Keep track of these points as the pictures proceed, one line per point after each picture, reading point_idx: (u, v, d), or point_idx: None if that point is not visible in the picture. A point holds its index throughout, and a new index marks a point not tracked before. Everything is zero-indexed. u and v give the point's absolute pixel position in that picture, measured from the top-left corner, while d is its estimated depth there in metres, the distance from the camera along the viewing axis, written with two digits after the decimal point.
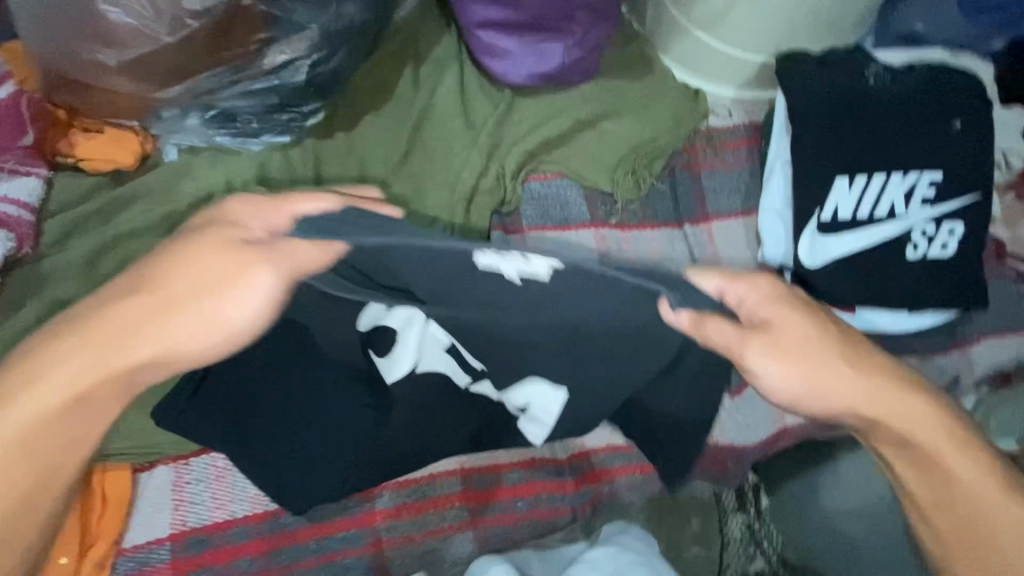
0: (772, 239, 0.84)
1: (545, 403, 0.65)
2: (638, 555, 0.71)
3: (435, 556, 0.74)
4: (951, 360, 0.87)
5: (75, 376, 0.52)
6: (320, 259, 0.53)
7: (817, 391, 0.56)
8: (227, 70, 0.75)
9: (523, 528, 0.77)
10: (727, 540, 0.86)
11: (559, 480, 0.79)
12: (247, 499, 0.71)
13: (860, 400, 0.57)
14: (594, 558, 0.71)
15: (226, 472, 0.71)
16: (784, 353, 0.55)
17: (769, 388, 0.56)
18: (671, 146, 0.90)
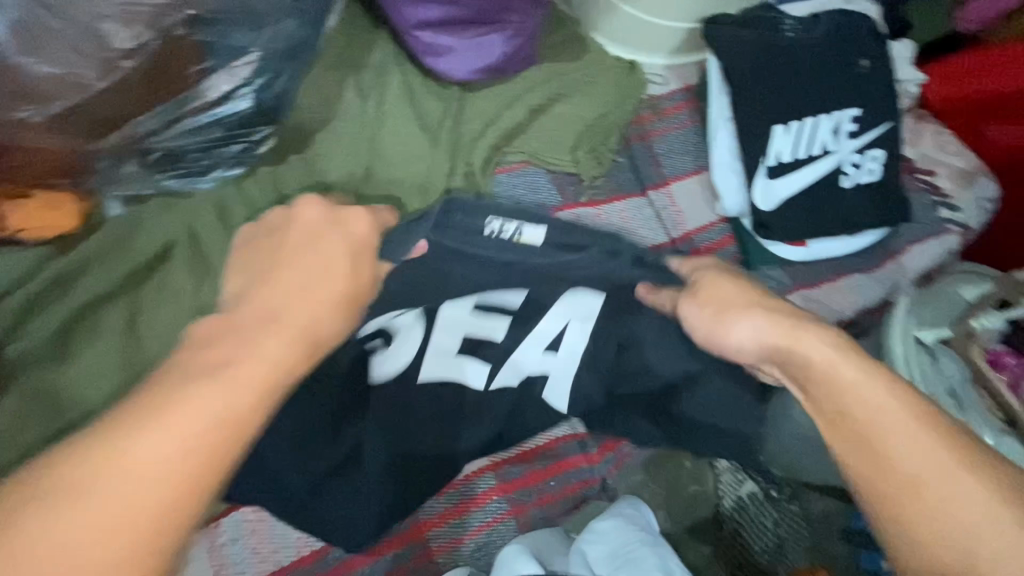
0: (729, 190, 0.92)
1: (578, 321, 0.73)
2: (639, 531, 0.73)
3: (487, 550, 0.76)
4: (888, 271, 1.00)
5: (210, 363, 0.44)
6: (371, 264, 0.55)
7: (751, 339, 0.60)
8: (168, 106, 0.70)
9: (560, 504, 0.80)
10: (719, 470, 1.02)
11: (584, 452, 0.83)
12: (290, 545, 0.71)
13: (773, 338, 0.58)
14: (601, 528, 0.73)
15: (263, 523, 0.70)
16: (712, 304, 0.62)
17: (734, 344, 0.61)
18: (622, 120, 0.95)
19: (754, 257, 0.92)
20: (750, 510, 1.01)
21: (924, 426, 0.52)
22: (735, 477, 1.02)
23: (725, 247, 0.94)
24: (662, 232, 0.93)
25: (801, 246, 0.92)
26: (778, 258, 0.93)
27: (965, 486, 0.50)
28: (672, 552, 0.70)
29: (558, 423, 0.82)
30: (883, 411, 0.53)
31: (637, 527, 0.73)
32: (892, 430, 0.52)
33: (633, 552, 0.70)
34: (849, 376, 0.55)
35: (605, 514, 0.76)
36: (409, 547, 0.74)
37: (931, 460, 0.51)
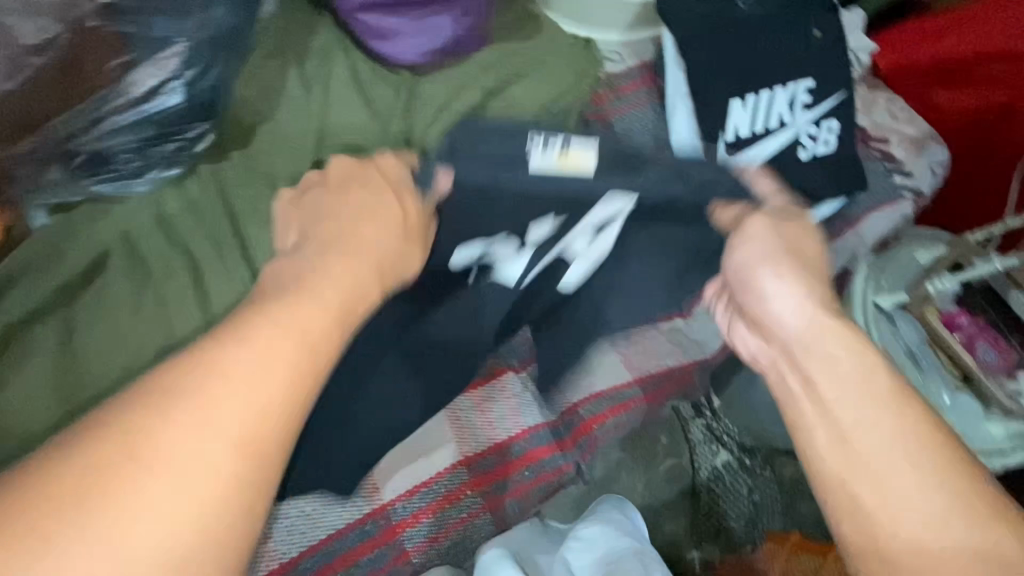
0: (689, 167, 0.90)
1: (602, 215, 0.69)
2: (628, 537, 0.72)
3: (464, 546, 0.76)
4: (846, 242, 1.02)
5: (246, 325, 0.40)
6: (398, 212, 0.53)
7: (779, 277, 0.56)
8: (88, 103, 0.67)
9: (535, 494, 0.80)
10: (693, 442, 1.03)
11: (556, 439, 0.81)
12: (259, 559, 0.70)
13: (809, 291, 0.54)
14: (586, 535, 0.71)
15: None
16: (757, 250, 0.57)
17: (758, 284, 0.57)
18: (580, 100, 0.92)
19: None
20: (725, 479, 1.03)
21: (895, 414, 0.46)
22: (709, 448, 1.04)
23: None
24: None
25: None
26: None
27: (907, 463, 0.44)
28: (659, 561, 0.70)
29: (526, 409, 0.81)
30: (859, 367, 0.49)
31: (625, 535, 0.72)
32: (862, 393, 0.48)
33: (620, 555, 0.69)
34: (834, 335, 0.51)
35: (591, 518, 0.74)
36: (384, 551, 0.73)
37: (887, 431, 0.46)
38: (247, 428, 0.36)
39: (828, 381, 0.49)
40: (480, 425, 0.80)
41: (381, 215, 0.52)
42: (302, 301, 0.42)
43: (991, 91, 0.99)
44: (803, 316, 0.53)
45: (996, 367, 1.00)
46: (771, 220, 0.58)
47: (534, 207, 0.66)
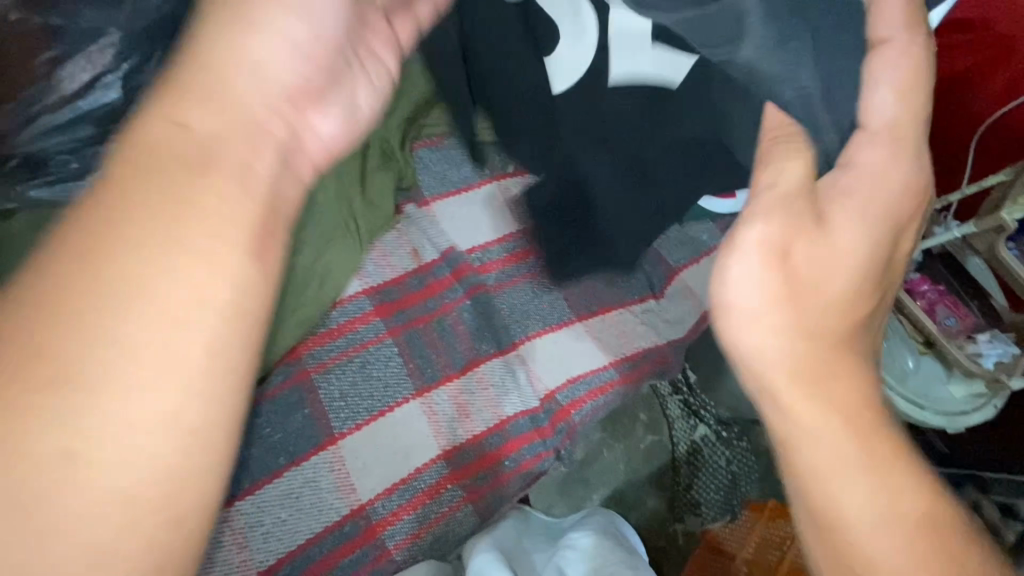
0: None
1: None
2: (619, 548, 0.81)
3: (447, 539, 0.76)
4: None
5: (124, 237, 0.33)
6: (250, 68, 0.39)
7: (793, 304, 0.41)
8: (21, 102, 0.63)
9: (517, 483, 0.79)
10: (671, 419, 1.04)
11: (536, 427, 0.81)
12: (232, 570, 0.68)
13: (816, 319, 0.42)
14: (581, 545, 0.80)
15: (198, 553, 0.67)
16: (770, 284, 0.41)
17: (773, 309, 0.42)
18: None
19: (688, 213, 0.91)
20: (704, 452, 1.04)
21: (869, 402, 0.42)
22: (687, 422, 1.04)
23: None
24: None
25: None
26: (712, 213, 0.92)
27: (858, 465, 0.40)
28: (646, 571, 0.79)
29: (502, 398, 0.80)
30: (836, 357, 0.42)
31: (618, 548, 0.80)
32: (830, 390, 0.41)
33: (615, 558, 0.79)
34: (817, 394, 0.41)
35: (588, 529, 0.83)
36: (367, 551, 0.72)
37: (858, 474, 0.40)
38: (166, 339, 0.33)
39: (804, 388, 0.41)
40: (458, 418, 0.79)
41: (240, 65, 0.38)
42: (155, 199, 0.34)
43: (961, 54, 0.96)
44: (792, 344, 0.41)
45: (956, 330, 1.04)
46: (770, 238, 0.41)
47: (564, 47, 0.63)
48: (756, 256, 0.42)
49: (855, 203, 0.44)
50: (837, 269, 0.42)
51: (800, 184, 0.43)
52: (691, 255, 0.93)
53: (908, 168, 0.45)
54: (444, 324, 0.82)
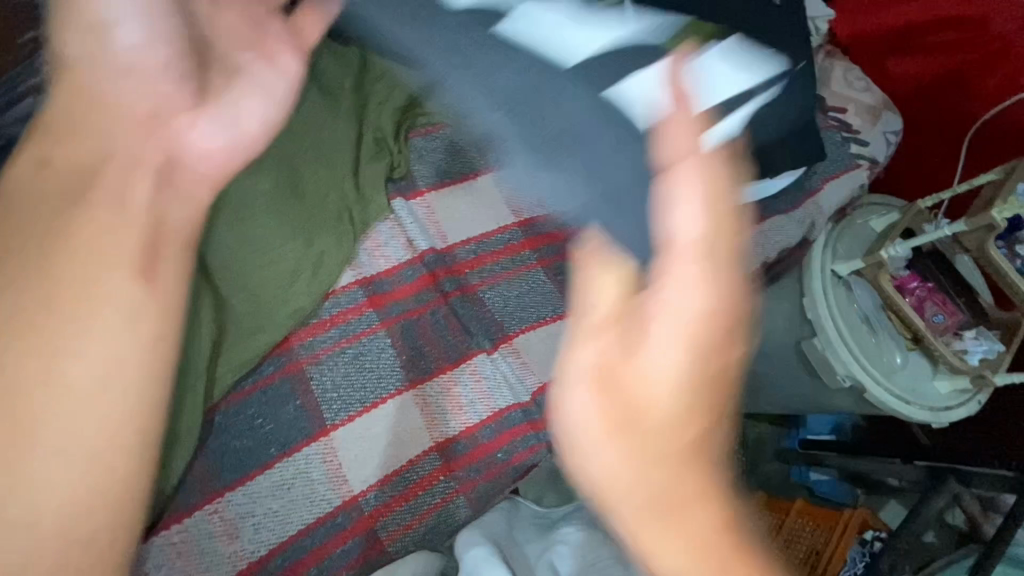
0: None
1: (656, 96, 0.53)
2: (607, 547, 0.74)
3: (441, 530, 0.76)
4: (807, 211, 1.03)
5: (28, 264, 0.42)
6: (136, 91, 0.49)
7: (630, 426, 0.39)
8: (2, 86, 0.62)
9: (509, 475, 0.79)
10: None
11: (528, 420, 0.80)
12: (224, 561, 0.67)
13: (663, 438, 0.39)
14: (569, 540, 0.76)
15: (189, 543, 0.67)
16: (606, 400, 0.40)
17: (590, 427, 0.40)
18: None
19: None
20: None
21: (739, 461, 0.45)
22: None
23: None
24: None
25: None
26: None
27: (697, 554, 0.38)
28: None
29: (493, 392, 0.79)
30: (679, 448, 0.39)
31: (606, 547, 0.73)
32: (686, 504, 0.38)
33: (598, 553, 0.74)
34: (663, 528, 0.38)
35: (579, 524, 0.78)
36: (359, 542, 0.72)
37: None
38: (58, 341, 0.41)
39: (649, 516, 0.39)
40: (452, 410, 0.79)
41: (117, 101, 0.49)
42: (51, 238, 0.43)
43: (950, 56, 0.99)
44: (630, 462, 0.39)
45: (943, 327, 1.05)
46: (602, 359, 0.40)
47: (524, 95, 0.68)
48: (584, 390, 0.41)
49: (666, 322, 0.40)
50: (662, 387, 0.39)
51: (611, 309, 0.42)
52: None
53: (709, 299, 0.40)
54: (436, 317, 0.81)
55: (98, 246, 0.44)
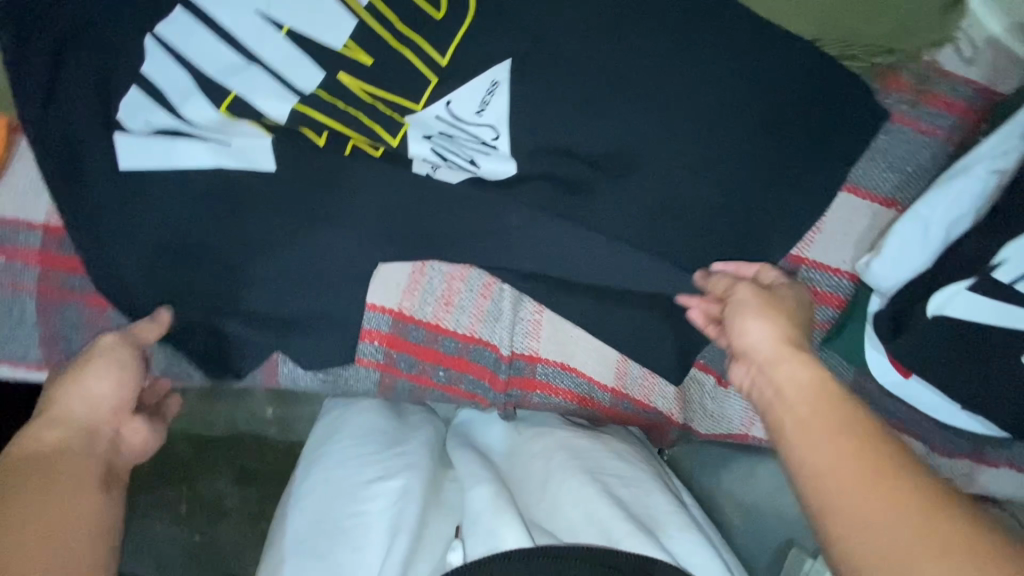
0: (897, 258, 0.62)
1: (251, 140, 0.54)
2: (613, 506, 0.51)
3: (331, 377, 0.65)
4: (958, 470, 0.72)
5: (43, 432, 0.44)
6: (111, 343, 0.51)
7: (766, 367, 0.44)
8: None
9: (432, 394, 0.67)
10: None
11: (493, 371, 0.67)
12: (83, 327, 0.57)
13: (787, 383, 0.41)
14: (585, 496, 0.53)
15: (62, 266, 0.56)
16: (771, 310, 0.50)
17: (755, 355, 0.46)
18: (857, 57, 0.63)
19: (839, 341, 0.68)
20: None
21: (871, 442, 0.35)
22: None
23: (826, 306, 0.68)
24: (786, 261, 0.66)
25: (900, 374, 0.65)
26: (864, 365, 0.68)
27: (958, 565, 0.29)
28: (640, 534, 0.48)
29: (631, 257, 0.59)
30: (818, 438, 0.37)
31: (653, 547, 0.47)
32: (841, 448, 0.35)
33: (596, 518, 0.50)
34: (815, 402, 0.39)
35: (566, 444, 0.60)
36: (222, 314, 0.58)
37: (847, 463, 0.34)
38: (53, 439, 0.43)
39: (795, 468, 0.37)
40: (439, 296, 0.65)
41: (105, 362, 0.49)
42: (92, 383, 0.48)
43: None
44: (762, 342, 0.46)
45: None
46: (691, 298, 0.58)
47: (805, 159, 0.61)
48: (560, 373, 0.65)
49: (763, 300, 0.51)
50: (767, 337, 0.46)
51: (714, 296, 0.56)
52: None
53: (734, 295, 0.53)
54: (75, 283, 0.57)
55: (79, 412, 0.46)
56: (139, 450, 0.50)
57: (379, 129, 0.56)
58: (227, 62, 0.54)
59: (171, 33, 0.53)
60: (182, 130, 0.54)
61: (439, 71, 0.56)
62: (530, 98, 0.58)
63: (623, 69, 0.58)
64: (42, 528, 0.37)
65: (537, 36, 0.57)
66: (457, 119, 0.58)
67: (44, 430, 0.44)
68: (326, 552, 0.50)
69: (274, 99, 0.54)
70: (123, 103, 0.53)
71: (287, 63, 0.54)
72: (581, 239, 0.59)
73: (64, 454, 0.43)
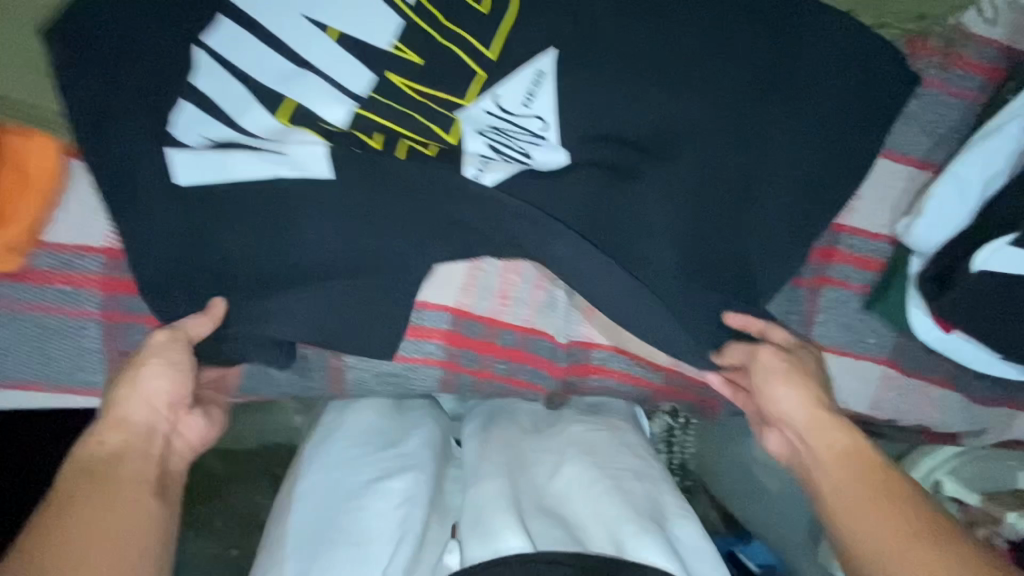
0: (937, 219, 0.64)
1: (307, 144, 0.54)
2: (624, 504, 0.52)
3: (394, 379, 0.66)
4: (993, 417, 0.75)
5: (101, 432, 0.46)
6: (167, 340, 0.50)
7: (808, 438, 0.53)
8: None
9: (493, 386, 0.68)
10: None
11: (550, 361, 0.68)
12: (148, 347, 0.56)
13: (824, 448, 0.51)
14: (593, 489, 0.54)
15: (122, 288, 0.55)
16: (797, 377, 0.55)
17: (795, 426, 0.54)
18: (885, 27, 0.64)
19: (884, 304, 0.70)
20: None
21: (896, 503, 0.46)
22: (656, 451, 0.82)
23: (865, 269, 0.71)
24: (824, 236, 0.69)
25: (941, 330, 0.68)
26: (906, 324, 0.70)
27: None
28: (643, 527, 0.50)
29: (682, 239, 0.60)
30: (865, 511, 0.47)
31: (658, 546, 0.48)
32: (871, 517, 0.46)
33: (603, 513, 0.52)
34: (851, 472, 0.49)
35: (574, 441, 0.61)
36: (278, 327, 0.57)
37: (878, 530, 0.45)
38: (113, 444, 0.45)
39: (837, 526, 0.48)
40: (496, 291, 0.65)
41: (155, 355, 0.49)
42: (146, 379, 0.48)
43: None
44: (798, 410, 0.54)
45: None
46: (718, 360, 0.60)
47: (844, 128, 0.63)
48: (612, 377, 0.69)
49: (788, 364, 0.56)
50: (802, 409, 0.53)
51: (737, 360, 0.59)
52: (839, 341, 0.72)
53: (761, 359, 0.57)
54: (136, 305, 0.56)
55: (131, 413, 0.47)
56: (193, 444, 0.52)
57: (434, 126, 0.56)
58: (281, 72, 0.54)
59: (224, 49, 0.53)
60: (237, 140, 0.53)
61: (486, 65, 0.56)
62: (577, 86, 0.58)
63: (665, 51, 0.59)
64: (95, 542, 0.40)
65: (579, 24, 0.58)
66: (506, 111, 0.57)
67: (102, 433, 0.46)
68: (322, 553, 0.50)
69: (328, 105, 0.54)
70: (176, 115, 0.53)
71: (339, 67, 0.54)
72: (630, 224, 0.59)
73: (116, 461, 0.45)
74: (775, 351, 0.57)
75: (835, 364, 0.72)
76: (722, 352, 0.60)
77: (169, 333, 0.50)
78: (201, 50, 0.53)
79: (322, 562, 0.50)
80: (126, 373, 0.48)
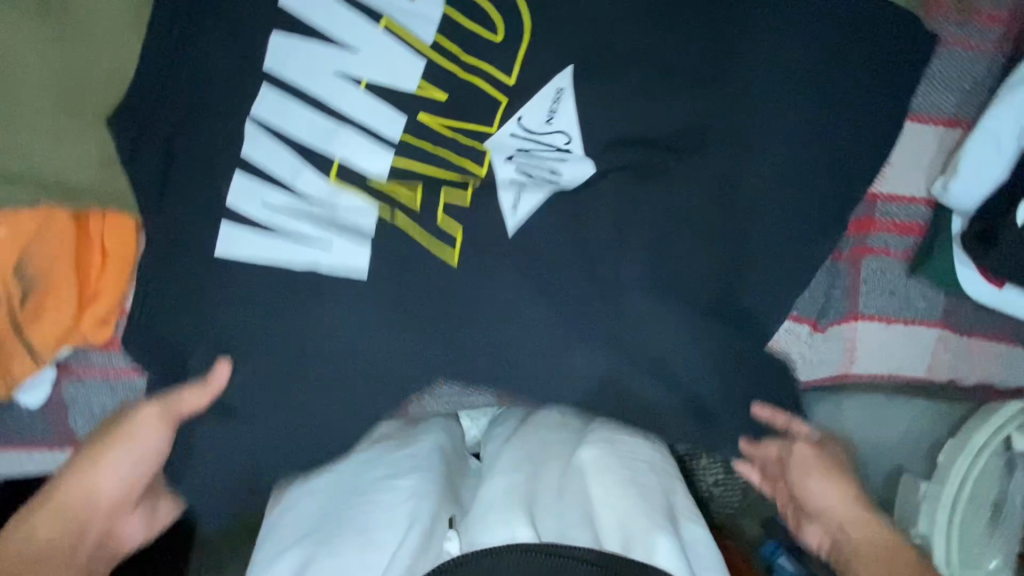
0: (975, 175, 0.63)
1: (358, 208, 0.58)
2: (643, 511, 0.55)
3: (453, 400, 0.69)
4: None
5: (37, 526, 0.50)
6: (151, 427, 0.56)
7: (845, 537, 0.56)
8: None
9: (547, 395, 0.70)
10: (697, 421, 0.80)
11: None
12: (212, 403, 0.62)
13: (864, 550, 0.55)
14: (609, 485, 0.57)
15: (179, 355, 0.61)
16: (835, 475, 0.59)
17: (829, 518, 0.58)
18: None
19: (929, 268, 0.69)
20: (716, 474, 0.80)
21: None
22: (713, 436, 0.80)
23: (904, 236, 0.70)
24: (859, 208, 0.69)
25: (993, 286, 0.67)
26: (955, 285, 0.69)
27: None
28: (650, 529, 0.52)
29: (710, 238, 0.60)
30: None
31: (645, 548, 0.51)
32: None
33: (625, 518, 0.54)
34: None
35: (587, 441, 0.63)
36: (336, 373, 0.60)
37: None
38: (49, 536, 0.50)
39: None
40: None
41: (131, 444, 0.56)
42: (110, 469, 0.54)
43: None
44: (834, 506, 0.58)
45: None
46: (750, 451, 0.64)
47: (864, 104, 0.63)
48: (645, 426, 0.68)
49: (820, 462, 0.60)
50: (844, 506, 0.58)
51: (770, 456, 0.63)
52: (887, 310, 0.72)
53: (795, 456, 0.61)
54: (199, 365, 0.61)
55: (83, 506, 0.53)
56: (127, 541, 0.58)
57: (468, 163, 0.59)
58: (321, 130, 0.58)
59: (268, 116, 0.57)
60: (292, 211, 0.57)
61: (508, 91, 0.59)
62: (595, 99, 0.60)
63: (675, 53, 0.60)
64: None
65: (592, 39, 0.59)
66: (532, 134, 0.60)
67: (38, 526, 0.50)
68: (329, 549, 0.54)
69: (369, 159, 0.58)
70: (233, 188, 0.57)
71: (373, 115, 0.58)
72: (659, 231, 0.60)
73: (51, 556, 0.49)
74: (808, 449, 0.61)
75: (885, 333, 0.72)
76: (756, 442, 0.64)
77: (151, 416, 0.57)
78: (248, 120, 0.57)
79: (326, 552, 0.54)
80: (87, 460, 0.54)
